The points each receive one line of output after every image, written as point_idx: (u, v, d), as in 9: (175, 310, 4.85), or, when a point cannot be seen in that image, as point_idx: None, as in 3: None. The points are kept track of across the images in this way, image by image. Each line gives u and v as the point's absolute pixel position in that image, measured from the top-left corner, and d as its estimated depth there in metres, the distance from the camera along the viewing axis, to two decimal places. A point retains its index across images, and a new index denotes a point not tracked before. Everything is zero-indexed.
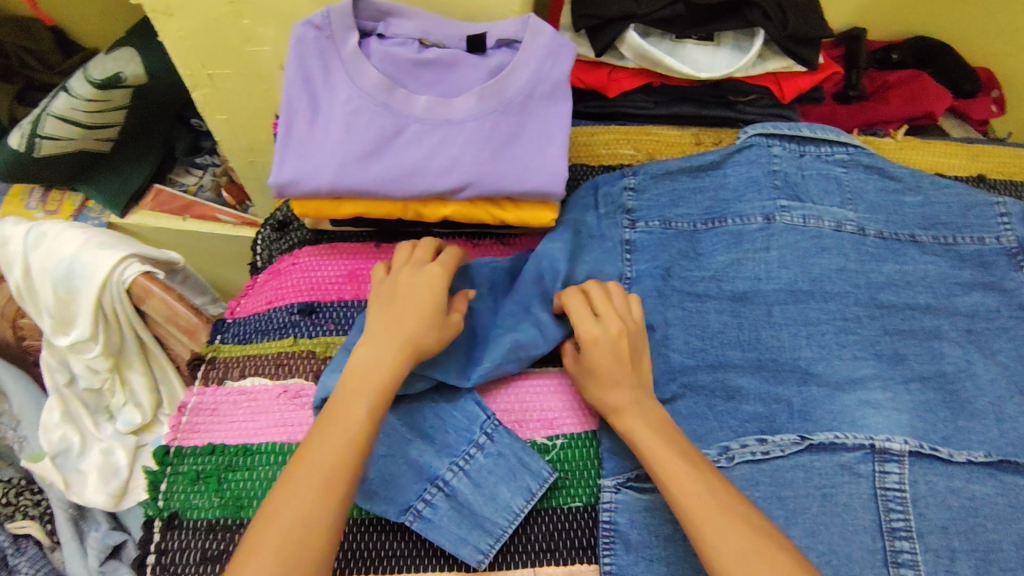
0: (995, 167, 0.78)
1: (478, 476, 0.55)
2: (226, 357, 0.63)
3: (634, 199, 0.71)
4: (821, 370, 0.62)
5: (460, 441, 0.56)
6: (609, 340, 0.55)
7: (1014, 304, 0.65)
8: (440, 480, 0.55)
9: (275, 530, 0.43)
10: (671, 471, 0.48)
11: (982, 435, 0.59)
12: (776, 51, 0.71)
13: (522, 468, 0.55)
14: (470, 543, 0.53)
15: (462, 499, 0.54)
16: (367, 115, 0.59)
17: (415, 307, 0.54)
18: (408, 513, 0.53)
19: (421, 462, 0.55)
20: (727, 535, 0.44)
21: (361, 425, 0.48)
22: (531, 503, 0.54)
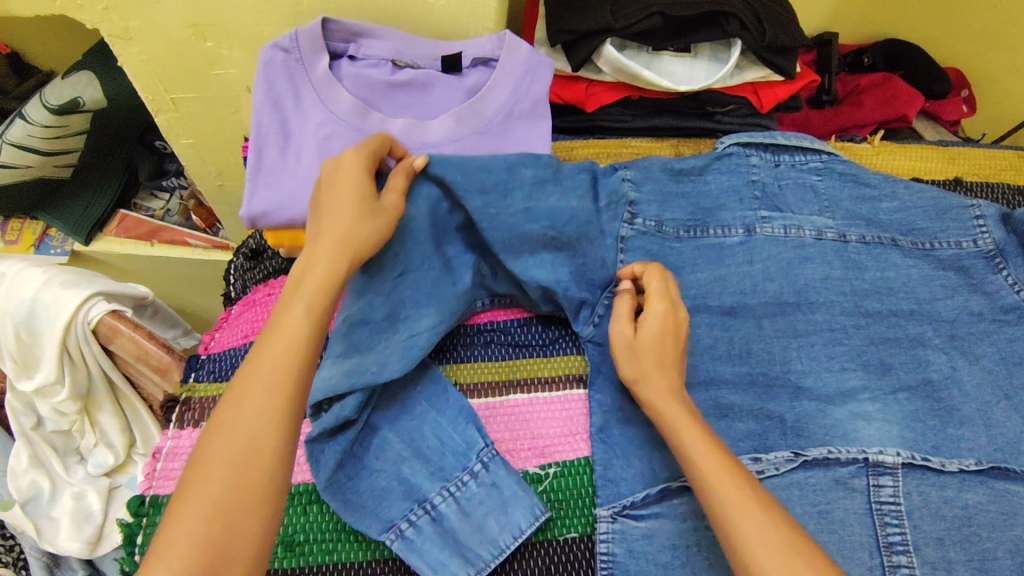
0: (970, 169, 0.78)
1: (467, 505, 0.53)
2: (202, 397, 0.60)
3: (633, 190, 0.68)
4: (811, 384, 0.62)
5: (455, 464, 0.54)
6: (674, 320, 0.56)
7: (997, 307, 0.65)
8: (427, 503, 0.53)
9: (221, 451, 0.41)
10: (712, 468, 0.47)
11: (972, 442, 0.59)
12: (753, 61, 0.71)
13: (514, 499, 0.53)
14: (450, 570, 0.50)
15: (447, 525, 0.52)
16: (342, 139, 0.58)
17: (350, 201, 0.50)
18: (390, 531, 0.51)
19: (411, 482, 0.53)
20: (767, 535, 0.43)
21: (302, 333, 0.45)
22: (518, 541, 0.52)
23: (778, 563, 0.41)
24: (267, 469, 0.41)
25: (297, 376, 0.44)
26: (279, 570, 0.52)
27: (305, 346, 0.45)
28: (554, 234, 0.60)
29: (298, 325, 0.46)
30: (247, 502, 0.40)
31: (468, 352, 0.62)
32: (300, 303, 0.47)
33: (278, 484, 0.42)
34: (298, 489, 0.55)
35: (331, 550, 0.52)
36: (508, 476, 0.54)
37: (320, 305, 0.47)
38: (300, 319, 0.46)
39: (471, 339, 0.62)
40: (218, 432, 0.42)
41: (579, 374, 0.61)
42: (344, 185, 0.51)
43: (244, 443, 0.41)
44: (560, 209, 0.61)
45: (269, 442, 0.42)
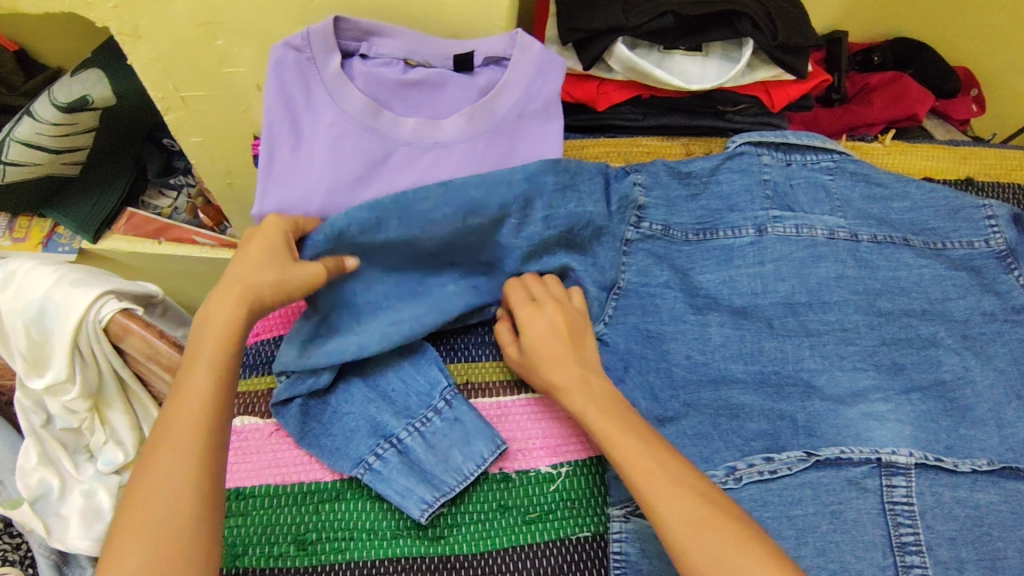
0: (981, 168, 0.77)
1: (433, 438, 0.55)
2: None
3: (644, 194, 0.67)
4: (822, 383, 0.61)
5: (420, 404, 0.56)
6: (546, 315, 0.56)
7: (1009, 307, 0.66)
8: (393, 437, 0.55)
9: (136, 532, 0.40)
10: (626, 450, 0.48)
11: (984, 442, 0.60)
12: (765, 60, 0.70)
13: (475, 431, 0.55)
14: (416, 494, 0.53)
15: (414, 456, 0.54)
16: (354, 139, 0.57)
17: (249, 265, 0.49)
18: (360, 467, 0.53)
19: (377, 419, 0.55)
20: (683, 508, 0.44)
21: (207, 394, 0.45)
22: (482, 468, 0.54)
23: (695, 534, 0.43)
24: (187, 542, 0.40)
25: (208, 440, 0.43)
26: (293, 568, 0.52)
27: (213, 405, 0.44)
28: (566, 237, 0.60)
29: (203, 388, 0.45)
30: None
31: (478, 350, 0.62)
32: (202, 364, 0.46)
33: (201, 553, 0.40)
34: (309, 488, 0.54)
35: (344, 548, 0.52)
36: (470, 413, 0.56)
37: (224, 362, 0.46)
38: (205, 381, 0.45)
39: (482, 338, 0.62)
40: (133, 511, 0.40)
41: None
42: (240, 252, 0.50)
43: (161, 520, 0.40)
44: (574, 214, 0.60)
45: (184, 514, 0.41)
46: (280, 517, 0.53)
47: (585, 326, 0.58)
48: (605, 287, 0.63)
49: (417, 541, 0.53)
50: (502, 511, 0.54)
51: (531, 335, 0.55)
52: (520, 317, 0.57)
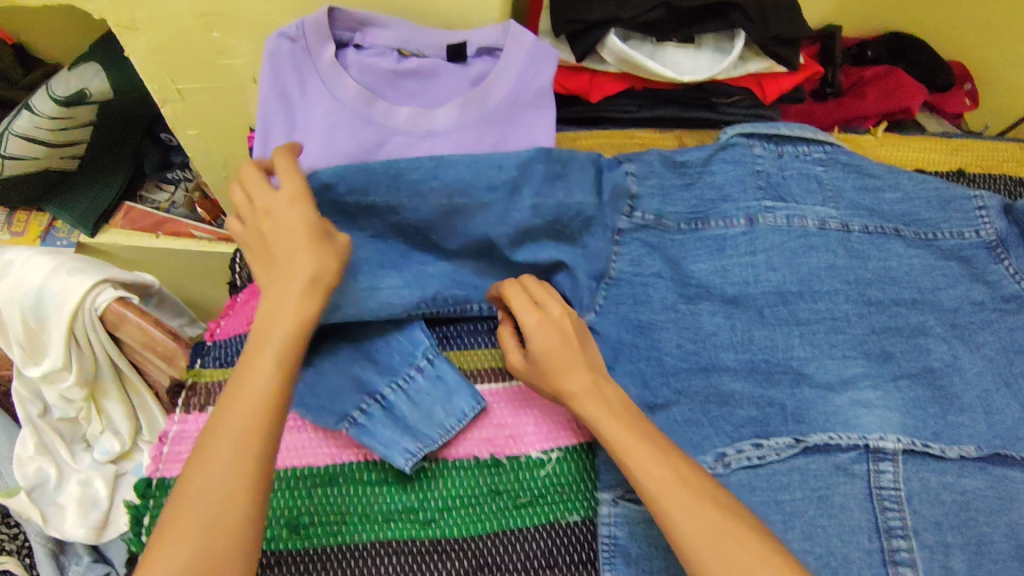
0: (973, 160, 0.77)
1: (416, 394, 0.57)
2: (207, 381, 0.60)
3: (636, 184, 0.66)
4: (812, 370, 0.62)
5: (403, 362, 0.58)
6: (552, 321, 0.54)
7: (998, 297, 0.67)
8: (377, 393, 0.56)
9: (190, 519, 0.41)
10: (645, 460, 0.48)
11: (971, 429, 0.60)
12: (757, 52, 0.71)
13: (456, 388, 0.57)
14: (400, 445, 0.54)
15: (397, 412, 0.56)
16: (348, 128, 0.58)
17: (303, 254, 0.47)
18: (345, 421, 0.55)
19: (362, 376, 0.56)
20: (704, 520, 0.45)
21: (268, 388, 0.45)
22: (463, 423, 0.56)
23: (718, 546, 0.44)
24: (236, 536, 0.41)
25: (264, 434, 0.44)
26: (289, 550, 0.52)
27: (271, 400, 0.45)
28: (557, 226, 0.61)
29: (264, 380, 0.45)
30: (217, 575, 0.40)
31: (470, 339, 0.62)
32: (265, 356, 0.46)
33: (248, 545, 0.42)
34: (302, 472, 0.55)
35: (337, 531, 0.53)
36: (452, 371, 0.58)
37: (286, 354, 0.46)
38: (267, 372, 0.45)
39: (475, 326, 0.62)
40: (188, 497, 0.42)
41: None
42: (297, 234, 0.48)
43: (215, 508, 0.41)
44: (565, 204, 0.60)
45: (235, 507, 0.42)
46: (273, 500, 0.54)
47: (586, 328, 0.56)
48: (596, 276, 0.63)
49: (409, 524, 0.53)
50: (493, 494, 0.55)
51: (539, 344, 0.53)
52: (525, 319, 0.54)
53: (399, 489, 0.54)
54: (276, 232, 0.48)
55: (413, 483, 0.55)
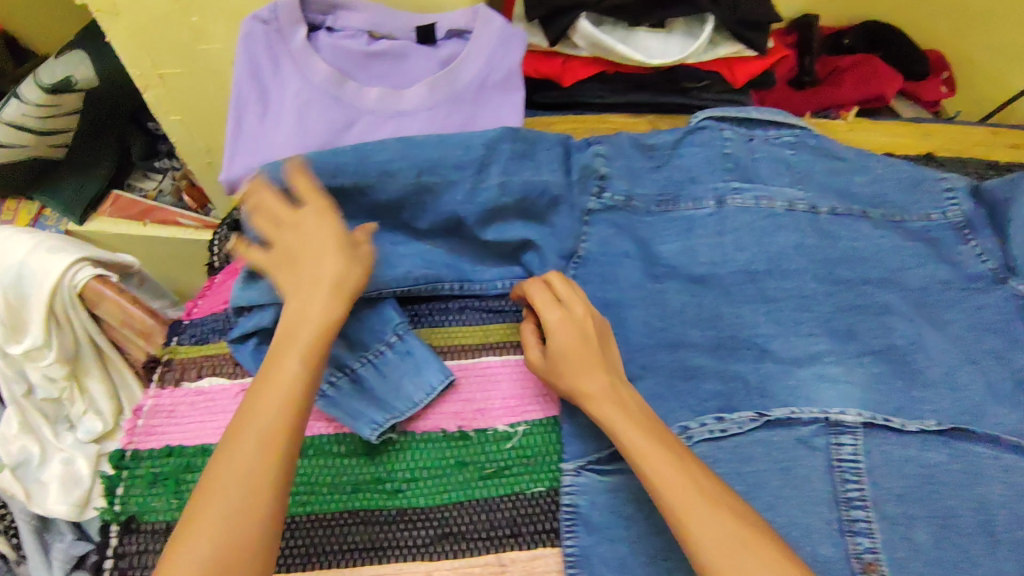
0: (943, 143, 0.79)
1: (386, 368, 0.57)
2: (183, 357, 0.60)
3: (605, 164, 0.66)
4: (777, 347, 0.63)
5: (373, 338, 0.58)
6: (575, 321, 0.54)
7: (966, 276, 0.67)
8: (346, 367, 0.57)
9: (212, 509, 0.41)
10: (663, 470, 0.48)
11: (935, 404, 0.61)
12: (726, 36, 0.72)
13: (426, 363, 0.58)
14: (367, 416, 0.56)
15: (366, 385, 0.57)
16: (319, 107, 0.58)
17: (331, 262, 0.49)
18: (313, 393, 0.55)
19: (331, 350, 0.56)
20: (718, 531, 0.45)
21: (297, 385, 0.45)
22: (431, 397, 0.57)
23: (732, 558, 0.44)
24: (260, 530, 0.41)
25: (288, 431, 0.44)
26: None
27: (300, 399, 0.45)
28: (525, 205, 0.62)
29: (291, 378, 0.45)
30: (242, 568, 0.40)
31: (442, 317, 0.63)
32: (292, 356, 0.46)
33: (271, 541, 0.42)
34: None
35: (307, 502, 0.54)
36: (421, 346, 0.58)
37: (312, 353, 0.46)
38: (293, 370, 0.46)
39: (446, 305, 0.64)
40: (213, 489, 0.41)
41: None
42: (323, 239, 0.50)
43: (238, 502, 0.41)
44: (533, 183, 0.61)
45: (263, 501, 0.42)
46: None
47: (607, 328, 0.57)
48: (563, 254, 0.64)
49: (376, 494, 0.54)
50: (459, 466, 0.56)
51: (560, 342, 0.54)
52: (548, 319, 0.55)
53: (366, 461, 0.55)
54: (302, 238, 0.50)
55: (381, 455, 0.56)
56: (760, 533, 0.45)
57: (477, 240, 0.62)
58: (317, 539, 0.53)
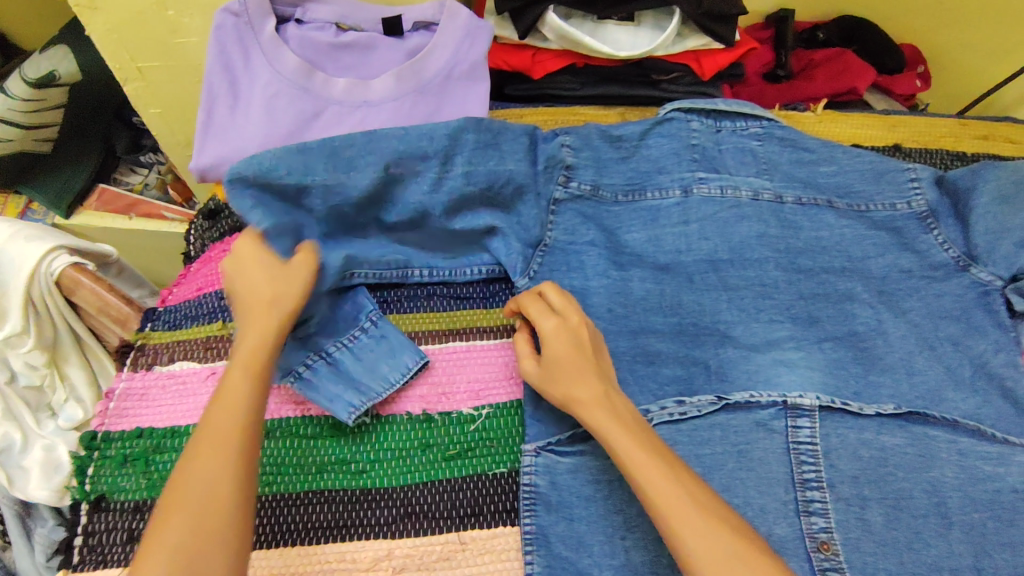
0: (910, 135, 0.79)
1: (361, 352, 0.59)
2: (156, 343, 0.62)
3: (572, 155, 0.68)
4: (738, 333, 0.64)
5: (347, 324, 0.60)
6: (570, 330, 0.54)
7: (927, 264, 0.68)
8: (323, 350, 0.58)
9: (168, 537, 0.40)
10: (658, 480, 0.46)
11: (892, 388, 0.62)
12: (694, 29, 0.74)
13: (401, 346, 0.60)
14: (343, 399, 0.57)
15: (343, 368, 0.58)
16: (287, 98, 0.59)
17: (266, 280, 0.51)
18: (289, 375, 0.56)
19: (307, 335, 0.58)
20: (712, 540, 0.43)
21: (243, 394, 0.46)
22: (406, 378, 0.59)
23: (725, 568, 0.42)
24: (221, 531, 0.41)
25: (242, 440, 0.44)
26: None
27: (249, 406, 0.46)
28: (492, 194, 0.63)
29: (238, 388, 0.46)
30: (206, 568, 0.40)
31: (408, 304, 0.64)
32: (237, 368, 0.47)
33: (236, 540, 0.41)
34: None
35: (271, 482, 0.55)
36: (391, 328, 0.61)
37: (256, 365, 0.48)
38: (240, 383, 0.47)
39: (414, 292, 0.65)
40: (174, 500, 0.42)
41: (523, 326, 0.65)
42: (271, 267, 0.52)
43: (196, 517, 0.41)
44: (498, 171, 0.63)
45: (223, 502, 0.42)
46: None
47: (601, 341, 0.57)
48: (530, 243, 0.65)
49: (341, 475, 0.56)
50: (422, 447, 0.57)
51: (556, 350, 0.53)
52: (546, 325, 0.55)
53: (332, 442, 0.57)
54: (241, 271, 0.52)
55: (346, 437, 0.57)
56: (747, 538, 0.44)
57: (445, 228, 0.63)
58: (280, 518, 0.54)
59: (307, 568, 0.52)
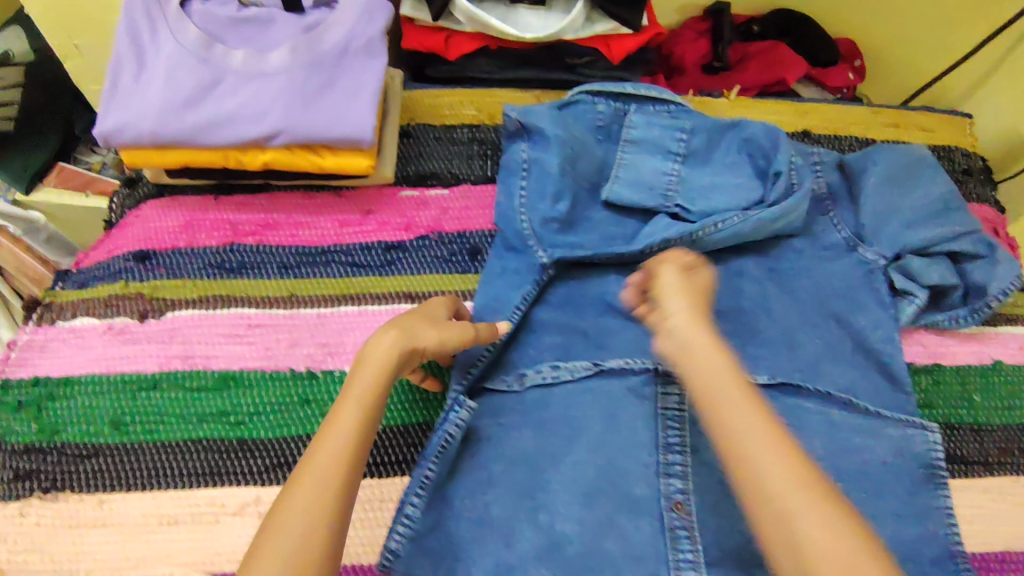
0: (821, 123, 0.81)
1: (640, 180, 0.70)
2: (62, 301, 0.64)
3: (526, 151, 0.70)
4: (622, 304, 0.66)
5: (663, 159, 0.71)
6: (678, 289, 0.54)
7: (819, 246, 0.70)
8: (670, 175, 0.71)
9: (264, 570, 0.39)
10: (769, 457, 0.44)
11: (769, 361, 0.64)
12: (603, 14, 0.76)
13: (642, 177, 0.70)
14: (650, 196, 0.70)
15: (690, 181, 0.70)
16: (188, 69, 0.62)
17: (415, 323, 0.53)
18: (669, 191, 0.70)
19: (653, 173, 0.71)
20: (813, 521, 0.41)
21: (355, 429, 0.46)
22: (652, 182, 0.70)
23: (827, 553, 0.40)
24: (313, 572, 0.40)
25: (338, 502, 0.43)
26: (108, 446, 0.57)
27: (356, 444, 0.45)
28: (556, 186, 0.68)
29: (351, 420, 0.46)
30: None
31: (311, 270, 0.67)
32: (350, 403, 0.47)
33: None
34: (132, 378, 0.60)
35: (154, 430, 0.58)
36: (648, 173, 0.71)
37: (371, 401, 0.47)
38: (350, 420, 0.46)
39: (315, 259, 0.67)
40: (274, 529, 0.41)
41: (427, 293, 0.67)
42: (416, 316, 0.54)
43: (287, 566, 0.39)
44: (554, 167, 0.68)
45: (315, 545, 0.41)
46: (100, 401, 0.59)
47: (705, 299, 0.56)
48: (520, 227, 0.67)
49: (220, 425, 0.58)
50: (303, 402, 0.60)
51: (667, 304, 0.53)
52: (664, 288, 0.55)
53: (215, 394, 0.59)
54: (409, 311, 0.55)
55: (231, 390, 0.60)
56: (855, 524, 0.41)
57: (500, 220, 0.69)
58: (158, 463, 0.57)
59: (176, 511, 0.55)
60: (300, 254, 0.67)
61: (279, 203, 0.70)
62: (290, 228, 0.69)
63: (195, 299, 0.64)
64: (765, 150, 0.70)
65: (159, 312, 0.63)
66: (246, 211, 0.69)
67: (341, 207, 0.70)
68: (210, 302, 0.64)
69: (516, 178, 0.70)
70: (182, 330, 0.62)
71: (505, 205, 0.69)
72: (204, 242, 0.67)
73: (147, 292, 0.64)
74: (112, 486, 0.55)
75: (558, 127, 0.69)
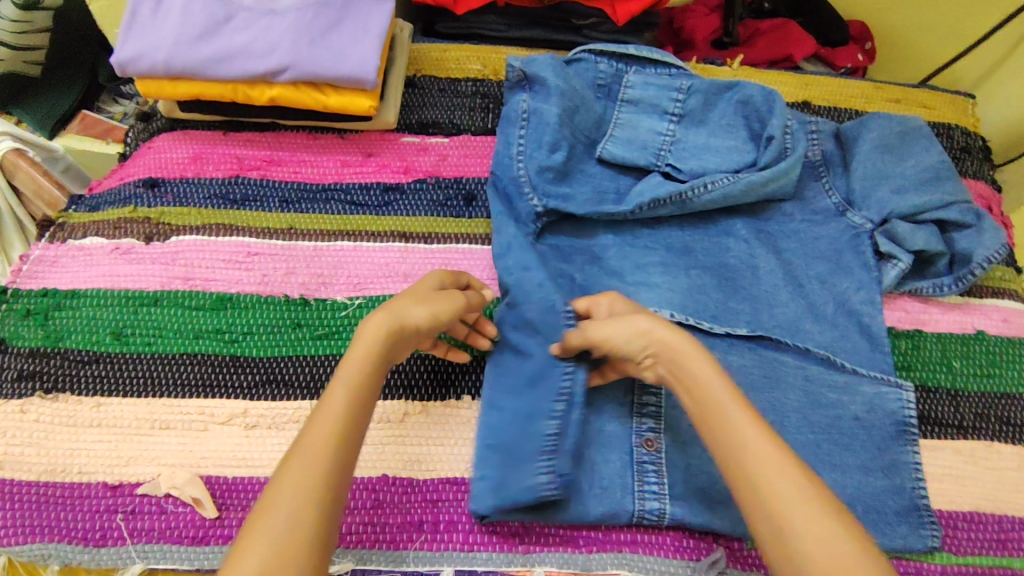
0: (822, 95, 0.82)
1: (634, 137, 0.72)
2: (74, 222, 0.67)
3: (528, 101, 0.72)
4: (610, 255, 0.68)
5: (659, 119, 0.72)
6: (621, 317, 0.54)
7: (809, 210, 0.71)
8: (664, 135, 0.72)
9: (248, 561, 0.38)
10: (770, 469, 0.44)
11: (750, 315, 0.65)
12: None
13: (637, 134, 0.72)
14: (643, 154, 0.71)
15: (683, 140, 0.72)
16: (202, 4, 0.65)
17: (404, 302, 0.52)
18: (662, 149, 0.71)
19: (648, 131, 0.72)
20: (818, 532, 0.41)
21: (341, 417, 0.45)
22: (646, 140, 0.72)
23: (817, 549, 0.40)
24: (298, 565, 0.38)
25: (325, 491, 0.42)
26: (109, 355, 0.60)
27: (343, 431, 0.44)
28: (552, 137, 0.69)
29: (337, 408, 0.45)
30: None
31: (312, 205, 0.69)
32: (337, 389, 0.46)
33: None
34: (134, 295, 0.63)
35: (152, 343, 0.61)
36: (643, 130, 0.72)
37: (357, 388, 0.47)
38: (337, 406, 0.45)
39: (314, 195, 0.70)
40: (260, 517, 0.40)
41: (421, 234, 0.68)
42: (406, 295, 0.53)
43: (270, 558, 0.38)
44: (553, 118, 0.70)
45: (302, 534, 0.39)
46: (103, 313, 0.62)
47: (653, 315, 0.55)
48: (517, 175, 0.68)
49: (214, 342, 0.61)
50: (294, 326, 0.62)
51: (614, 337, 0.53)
52: (608, 332, 0.54)
53: (212, 314, 0.62)
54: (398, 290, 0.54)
55: (226, 311, 0.62)
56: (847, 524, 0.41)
57: (496, 168, 0.70)
58: (154, 374, 0.59)
59: (169, 417, 0.58)
60: (301, 190, 0.70)
61: (284, 142, 0.73)
62: (293, 165, 0.71)
63: (198, 226, 0.67)
64: (761, 113, 0.71)
65: (164, 235, 0.66)
66: (253, 147, 0.72)
67: (344, 149, 0.73)
68: (213, 229, 0.66)
69: (515, 127, 0.71)
70: (185, 253, 0.65)
71: (503, 153, 0.70)
72: (210, 174, 0.70)
73: (153, 218, 0.67)
74: (110, 392, 0.58)
75: (558, 78, 0.71)
